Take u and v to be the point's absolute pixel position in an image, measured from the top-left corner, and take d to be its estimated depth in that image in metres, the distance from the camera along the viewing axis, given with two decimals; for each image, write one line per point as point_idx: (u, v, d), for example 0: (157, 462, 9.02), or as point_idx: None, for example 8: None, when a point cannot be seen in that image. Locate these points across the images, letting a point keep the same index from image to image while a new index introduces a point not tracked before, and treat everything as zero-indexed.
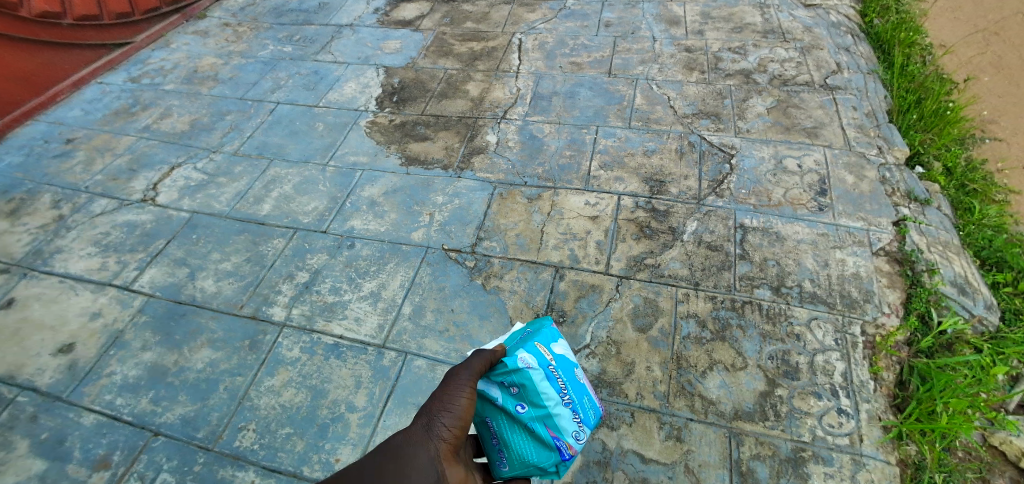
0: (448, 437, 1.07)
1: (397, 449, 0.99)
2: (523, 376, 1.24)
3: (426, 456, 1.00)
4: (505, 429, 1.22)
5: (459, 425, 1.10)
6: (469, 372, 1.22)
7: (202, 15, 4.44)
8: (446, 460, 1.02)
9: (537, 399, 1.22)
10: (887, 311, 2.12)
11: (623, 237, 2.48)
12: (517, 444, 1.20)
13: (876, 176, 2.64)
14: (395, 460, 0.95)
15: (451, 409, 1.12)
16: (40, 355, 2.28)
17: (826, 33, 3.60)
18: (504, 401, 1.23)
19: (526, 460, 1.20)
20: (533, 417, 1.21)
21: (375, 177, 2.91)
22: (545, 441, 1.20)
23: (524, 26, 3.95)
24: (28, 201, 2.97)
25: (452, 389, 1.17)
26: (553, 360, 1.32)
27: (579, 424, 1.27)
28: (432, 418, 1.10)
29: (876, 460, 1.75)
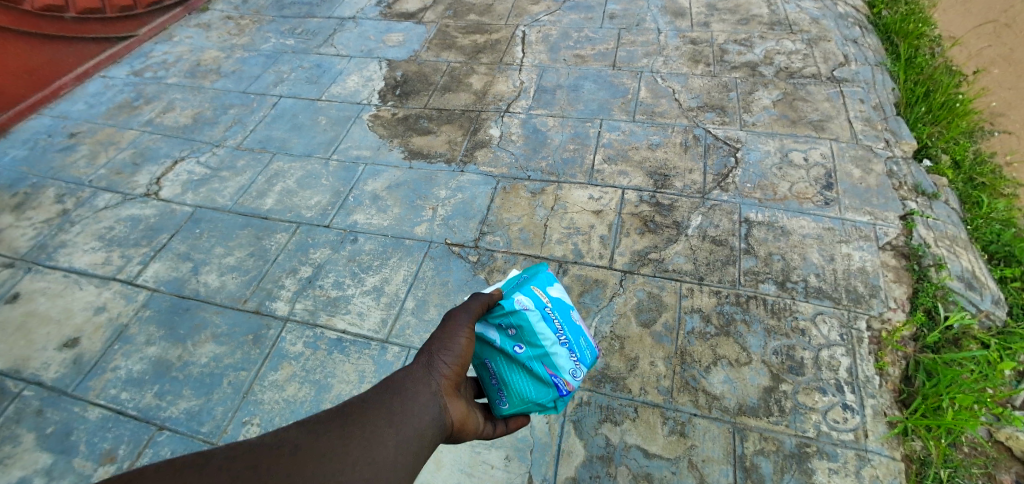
0: (449, 374, 1.05)
1: (397, 384, 0.97)
2: (520, 318, 1.19)
3: (427, 392, 0.98)
4: (504, 369, 1.20)
5: (459, 363, 1.08)
6: (468, 314, 1.17)
7: (205, 8, 4.42)
8: (447, 397, 1.02)
9: (534, 339, 1.18)
10: (893, 306, 2.11)
11: (627, 231, 2.47)
12: (516, 383, 1.19)
13: (883, 170, 2.61)
14: (395, 397, 0.93)
15: (450, 348, 1.08)
16: (46, 349, 2.29)
17: (833, 24, 3.56)
18: (502, 342, 1.20)
19: (525, 397, 1.19)
20: (530, 357, 1.17)
21: (378, 171, 2.91)
22: (543, 378, 1.17)
23: (528, 18, 3.92)
24: (32, 196, 2.98)
25: (451, 328, 1.13)
26: (550, 302, 1.26)
27: (577, 363, 1.23)
28: (431, 356, 1.07)
29: (881, 456, 1.74)
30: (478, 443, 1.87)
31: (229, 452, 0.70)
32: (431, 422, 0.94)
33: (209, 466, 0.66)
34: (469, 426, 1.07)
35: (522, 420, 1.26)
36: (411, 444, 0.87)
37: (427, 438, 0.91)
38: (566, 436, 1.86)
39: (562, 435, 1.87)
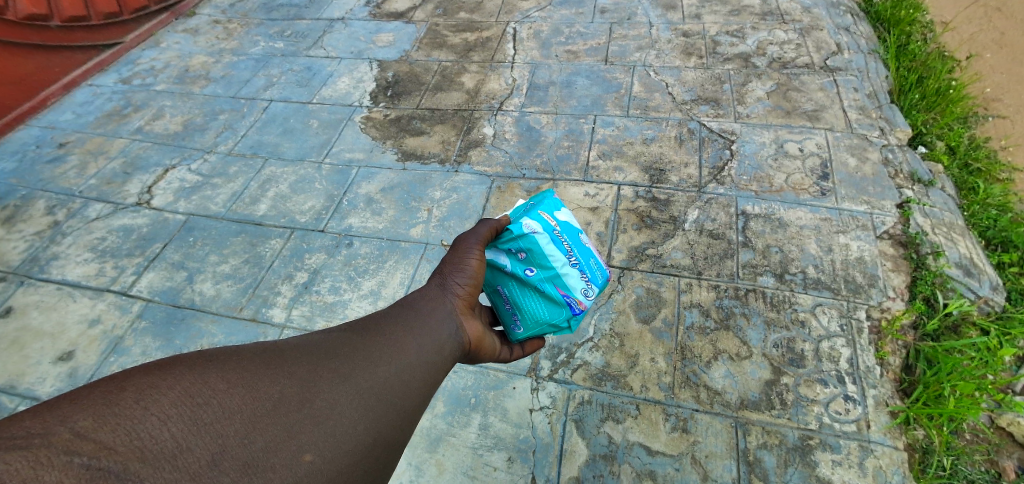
0: (463, 294, 1.15)
1: (414, 303, 1.08)
2: (529, 242, 1.28)
3: (442, 309, 1.09)
4: (516, 294, 1.31)
5: (471, 284, 1.17)
6: (475, 239, 1.27)
7: (193, 13, 4.37)
8: (462, 315, 1.12)
9: (545, 262, 1.28)
10: (892, 295, 2.10)
11: (624, 228, 2.46)
12: (529, 306, 1.30)
13: (879, 158, 2.60)
14: (412, 313, 1.04)
15: (462, 269, 1.19)
16: (41, 363, 2.27)
17: (825, 13, 3.54)
18: (513, 267, 1.30)
19: (539, 319, 1.31)
20: (541, 279, 1.28)
21: (372, 173, 2.88)
22: (555, 299, 1.29)
23: (518, 15, 3.89)
24: (23, 208, 2.94)
25: (461, 253, 1.23)
26: (558, 226, 1.34)
27: (587, 283, 1.34)
28: (444, 279, 1.17)
29: (884, 446, 1.74)
30: (480, 446, 1.86)
31: (256, 348, 0.78)
32: (448, 334, 1.04)
33: (240, 356, 0.75)
34: (484, 343, 1.18)
35: (537, 343, 1.40)
36: (427, 353, 0.95)
37: (445, 348, 1.01)
38: (567, 436, 1.85)
39: (564, 435, 1.86)
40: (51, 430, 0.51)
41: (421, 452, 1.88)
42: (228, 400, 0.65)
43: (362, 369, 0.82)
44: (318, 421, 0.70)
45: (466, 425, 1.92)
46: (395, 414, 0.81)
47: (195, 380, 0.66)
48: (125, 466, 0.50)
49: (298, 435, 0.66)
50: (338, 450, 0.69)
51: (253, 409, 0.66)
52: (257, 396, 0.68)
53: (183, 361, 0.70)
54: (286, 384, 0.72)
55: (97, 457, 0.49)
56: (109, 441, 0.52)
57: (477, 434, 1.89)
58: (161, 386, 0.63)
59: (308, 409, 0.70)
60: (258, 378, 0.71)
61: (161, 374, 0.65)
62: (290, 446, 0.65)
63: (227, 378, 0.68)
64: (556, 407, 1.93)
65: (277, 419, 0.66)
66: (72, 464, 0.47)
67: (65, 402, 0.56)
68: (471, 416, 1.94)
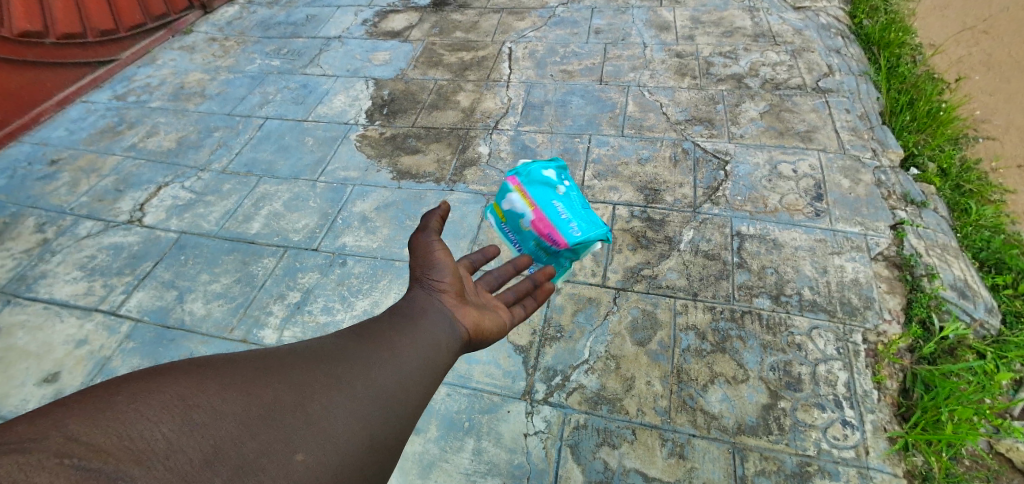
0: (444, 287, 1.18)
1: (404, 309, 1.12)
2: (568, 185, 1.65)
3: (432, 310, 1.12)
4: (580, 214, 1.56)
5: (451, 273, 1.21)
6: (428, 229, 1.31)
7: (189, 30, 4.40)
8: (453, 306, 1.16)
9: (580, 199, 1.65)
10: (888, 318, 2.10)
11: (619, 248, 2.45)
12: (589, 223, 1.56)
13: (872, 180, 2.62)
14: (403, 318, 1.08)
15: (434, 264, 1.21)
16: (25, 385, 2.22)
17: (816, 35, 3.60)
18: (568, 197, 1.60)
19: (598, 231, 1.55)
20: (584, 206, 1.63)
21: (366, 191, 2.87)
22: (598, 218, 1.61)
23: (514, 34, 3.93)
24: (12, 225, 2.91)
25: (423, 249, 1.25)
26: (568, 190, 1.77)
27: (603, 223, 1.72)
28: (422, 278, 1.21)
29: (883, 473, 1.72)
30: (473, 472, 1.82)
31: (249, 357, 0.84)
32: (441, 334, 1.08)
33: (232, 364, 0.80)
34: (485, 321, 1.20)
35: (548, 288, 1.41)
36: (419, 357, 0.99)
37: (437, 349, 1.04)
38: (563, 462, 1.82)
39: (559, 460, 1.82)
40: (45, 436, 0.55)
41: (414, 478, 1.83)
42: (222, 405, 0.70)
43: (353, 374, 0.87)
44: (310, 424, 0.74)
45: (459, 450, 1.88)
46: (391, 416, 0.86)
47: (187, 386, 0.71)
48: (117, 466, 0.54)
49: (291, 439, 0.71)
50: (331, 451, 0.74)
51: (245, 413, 0.70)
52: (248, 400, 0.72)
53: (176, 370, 0.75)
54: (277, 390, 0.76)
55: (89, 456, 0.53)
56: (102, 443, 0.56)
57: (471, 459, 1.85)
58: (150, 392, 0.67)
59: (301, 413, 0.75)
60: (250, 384, 0.76)
61: (153, 382, 0.70)
62: (283, 447, 0.69)
63: (219, 384, 0.73)
64: (552, 432, 1.89)
65: (270, 422, 0.71)
66: (67, 464, 0.51)
67: (53, 412, 0.61)
68: (465, 440, 1.90)
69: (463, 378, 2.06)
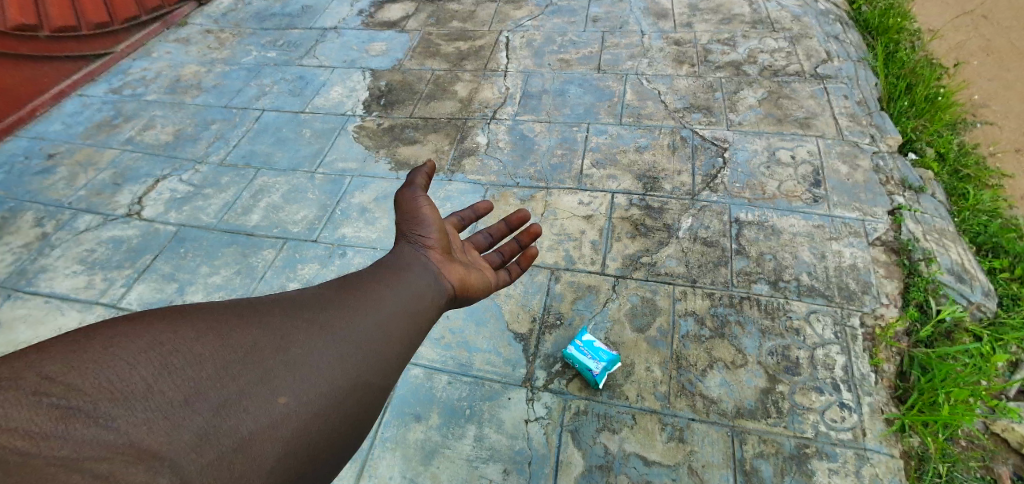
0: (431, 244, 1.28)
1: (391, 262, 1.21)
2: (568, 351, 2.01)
3: (419, 266, 1.21)
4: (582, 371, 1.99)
5: (436, 234, 1.30)
6: (417, 189, 1.37)
7: (183, 23, 4.37)
8: (440, 265, 1.25)
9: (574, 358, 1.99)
10: (886, 301, 2.11)
11: (618, 236, 2.46)
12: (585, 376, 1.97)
13: (870, 165, 2.62)
14: (391, 270, 1.17)
15: (422, 223, 1.30)
16: None
17: (814, 21, 3.58)
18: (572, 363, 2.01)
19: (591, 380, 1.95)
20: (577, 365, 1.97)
21: (365, 183, 2.87)
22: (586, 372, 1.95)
23: (511, 23, 3.90)
24: (11, 220, 2.90)
25: (410, 206, 1.33)
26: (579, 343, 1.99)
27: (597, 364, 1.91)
28: (410, 237, 1.29)
29: (880, 454, 1.74)
30: (475, 458, 1.84)
31: (235, 304, 0.93)
32: (428, 285, 1.18)
33: (216, 311, 0.89)
34: (470, 282, 1.31)
35: (531, 256, 1.53)
36: (404, 307, 1.07)
37: (421, 301, 1.13)
38: (564, 447, 1.84)
39: (560, 445, 1.84)
40: (22, 375, 0.66)
41: (415, 464, 1.84)
42: (200, 348, 0.79)
43: (336, 320, 0.95)
44: (291, 367, 0.83)
45: (461, 437, 1.89)
46: (375, 361, 0.94)
47: (168, 331, 0.80)
48: (93, 405, 0.64)
49: (272, 383, 0.80)
50: (313, 391, 0.83)
51: (226, 357, 0.80)
52: (228, 345, 0.82)
53: (160, 314, 0.84)
54: (258, 336, 0.86)
55: (64, 397, 0.64)
56: (77, 383, 0.67)
57: (472, 446, 1.87)
58: (129, 334, 0.77)
59: (283, 354, 0.84)
60: (231, 330, 0.85)
61: (135, 325, 0.79)
62: (264, 391, 0.79)
63: (197, 328, 0.83)
64: (552, 418, 1.91)
65: (251, 364, 0.80)
66: (42, 403, 0.62)
67: (39, 350, 0.72)
68: (467, 428, 1.92)
69: (464, 366, 2.08)
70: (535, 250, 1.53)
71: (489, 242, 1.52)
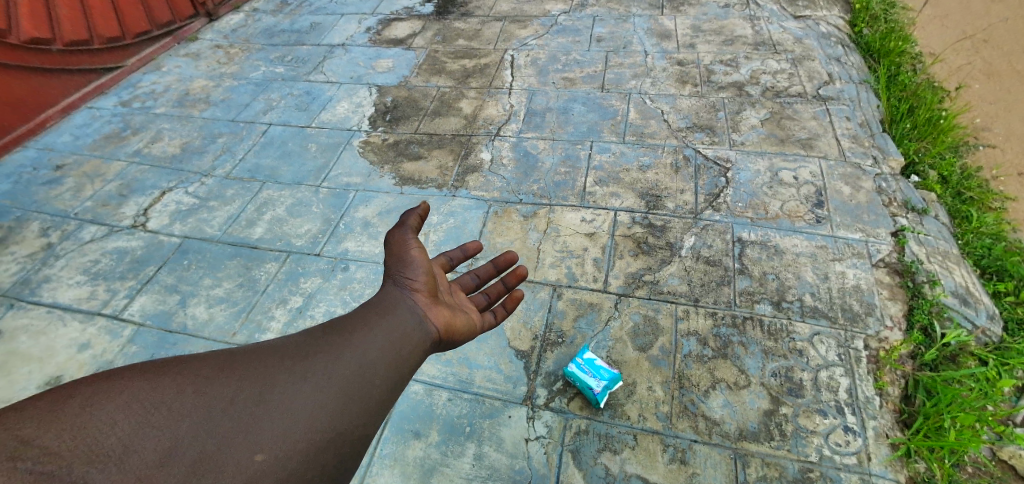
0: (418, 284, 1.25)
1: (378, 303, 1.20)
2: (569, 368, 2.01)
3: (406, 306, 1.20)
4: (582, 390, 1.97)
5: (424, 273, 1.28)
6: (408, 229, 1.36)
7: (193, 38, 4.44)
8: (428, 305, 1.23)
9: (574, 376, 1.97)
10: (889, 324, 2.10)
11: (621, 254, 2.46)
12: (586, 395, 1.94)
13: (872, 187, 2.63)
14: (374, 313, 1.15)
15: (411, 263, 1.28)
16: (27, 388, 2.20)
17: (816, 43, 3.63)
18: (573, 380, 2.00)
19: (592, 399, 1.92)
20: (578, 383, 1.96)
21: (369, 197, 2.89)
22: (586, 391, 1.93)
23: (516, 42, 3.96)
24: (16, 230, 2.92)
25: (399, 247, 1.32)
26: (581, 360, 1.98)
27: (598, 382, 1.89)
28: (398, 277, 1.28)
29: (885, 479, 1.72)
30: (474, 476, 1.82)
31: (218, 356, 0.94)
32: (413, 326, 1.15)
33: (198, 364, 0.90)
34: (457, 323, 1.29)
35: (517, 299, 1.52)
36: (385, 352, 1.06)
37: (407, 343, 1.12)
38: (564, 467, 1.81)
39: (560, 465, 1.82)
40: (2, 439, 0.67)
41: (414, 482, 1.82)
42: (177, 405, 0.80)
43: (314, 369, 0.94)
44: (270, 421, 0.83)
45: (460, 455, 1.87)
46: (356, 409, 0.94)
47: (150, 388, 0.81)
48: (67, 469, 0.65)
49: (246, 439, 0.80)
50: (290, 445, 0.82)
51: (203, 413, 0.80)
52: (207, 401, 0.82)
53: (143, 371, 0.86)
54: (238, 390, 0.86)
55: (39, 462, 0.65)
56: (54, 447, 0.68)
57: (472, 464, 1.85)
58: (110, 394, 0.78)
59: (262, 408, 0.84)
60: (211, 385, 0.85)
61: (116, 384, 0.81)
62: (241, 445, 0.78)
63: (177, 385, 0.84)
64: (553, 437, 1.89)
65: (228, 420, 0.81)
66: (16, 469, 0.63)
67: (23, 410, 0.73)
68: (466, 446, 1.90)
69: (464, 383, 2.07)
70: (520, 292, 1.53)
71: (477, 283, 1.51)
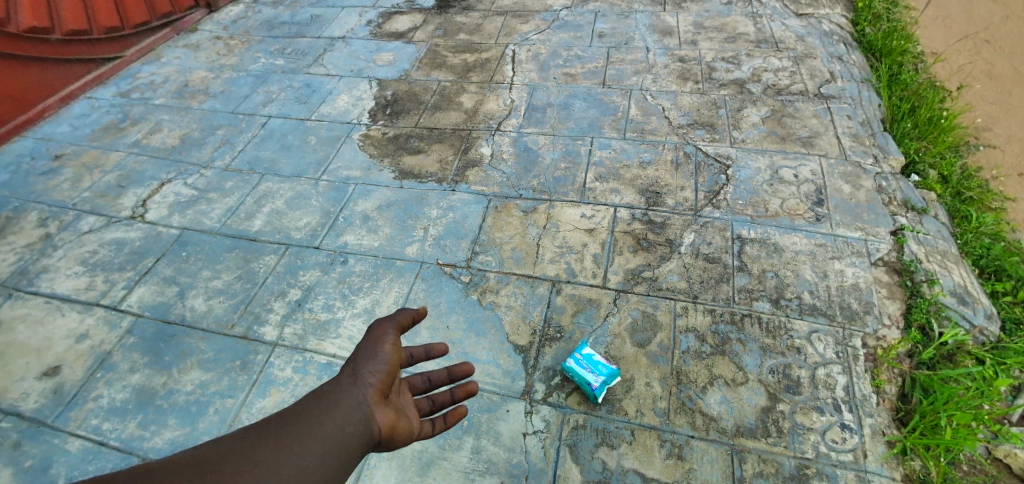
0: (374, 382, 1.09)
1: (324, 396, 1.04)
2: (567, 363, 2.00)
3: (352, 406, 1.04)
4: (581, 385, 1.97)
5: (385, 370, 1.12)
6: (392, 323, 1.23)
7: (193, 29, 4.42)
8: (375, 406, 1.07)
9: (572, 371, 1.97)
10: (887, 323, 2.10)
11: (620, 250, 2.46)
12: (585, 390, 1.95)
13: (872, 186, 2.63)
14: (313, 411, 1.00)
15: (376, 355, 1.13)
16: (24, 379, 2.20)
17: (818, 41, 3.62)
18: (572, 376, 2.00)
19: (591, 394, 1.93)
20: (576, 378, 1.96)
21: (368, 191, 2.88)
22: (585, 386, 1.93)
23: (518, 37, 3.95)
24: (15, 220, 2.91)
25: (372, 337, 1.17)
26: (580, 355, 1.98)
27: (597, 378, 1.90)
28: (358, 366, 1.12)
29: (880, 477, 1.72)
30: (471, 470, 1.82)
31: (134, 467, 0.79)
32: (351, 432, 1.00)
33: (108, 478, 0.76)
34: (400, 431, 1.11)
35: (460, 414, 1.24)
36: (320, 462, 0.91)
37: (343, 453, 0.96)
38: (561, 462, 1.82)
39: (558, 460, 1.82)
40: None
41: (412, 476, 1.82)
42: None
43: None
44: None
45: (458, 449, 1.87)
46: None
47: None
48: None
49: None
50: None
51: None
52: None
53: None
54: None
55: None
56: None
57: (470, 458, 1.85)
58: None
59: None
60: None
61: None
62: None
63: None
64: (550, 431, 1.90)
65: None
66: None
67: None
68: (464, 440, 1.90)
69: None
70: (465, 409, 1.25)
71: (426, 388, 1.26)
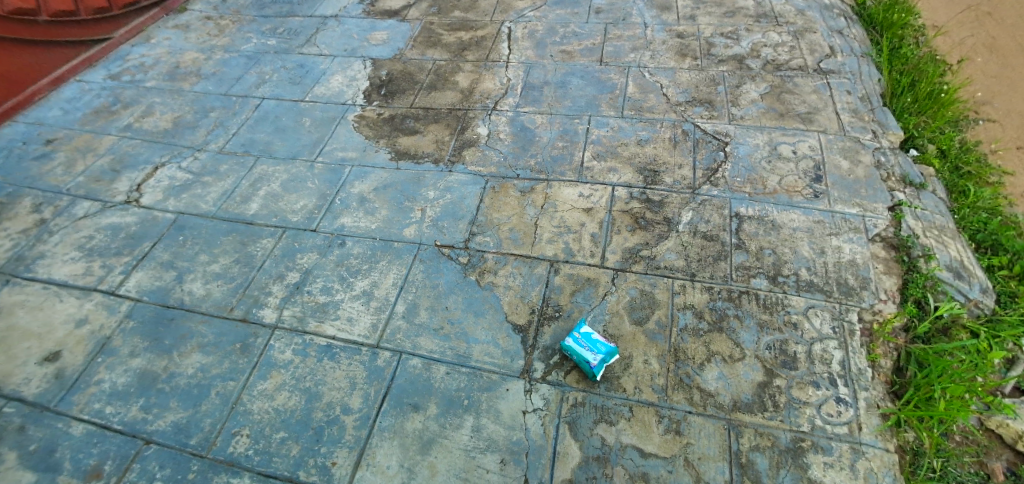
0: None
1: None
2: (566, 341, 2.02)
3: None
4: (579, 363, 1.99)
5: None
6: None
7: (183, 9, 4.34)
8: None
9: (571, 349, 1.98)
10: (884, 298, 2.11)
11: (618, 229, 2.45)
12: (583, 367, 1.96)
13: (871, 161, 2.62)
14: None
15: None
16: (26, 364, 2.21)
17: (818, 15, 3.56)
18: (570, 354, 2.01)
19: (589, 372, 1.94)
20: (575, 356, 1.97)
21: (365, 172, 2.86)
22: (584, 364, 1.94)
23: (513, 14, 3.88)
24: (9, 206, 2.89)
25: None
26: (578, 334, 1.99)
27: (595, 356, 1.91)
28: None
29: (875, 448, 1.75)
30: (472, 447, 1.84)
31: None
32: None
33: None
34: None
35: None
36: None
37: None
38: (561, 438, 1.84)
39: (557, 436, 1.85)
40: None
41: (414, 454, 1.84)
42: None
43: None
44: None
45: (458, 427, 1.89)
46: None
47: None
48: None
49: None
50: None
51: None
52: None
53: None
54: None
55: None
56: None
57: (470, 436, 1.87)
58: None
59: None
60: None
61: None
62: None
63: None
64: (549, 409, 1.92)
65: None
66: None
67: None
68: (464, 418, 1.92)
69: (463, 357, 2.08)
70: None
71: None
